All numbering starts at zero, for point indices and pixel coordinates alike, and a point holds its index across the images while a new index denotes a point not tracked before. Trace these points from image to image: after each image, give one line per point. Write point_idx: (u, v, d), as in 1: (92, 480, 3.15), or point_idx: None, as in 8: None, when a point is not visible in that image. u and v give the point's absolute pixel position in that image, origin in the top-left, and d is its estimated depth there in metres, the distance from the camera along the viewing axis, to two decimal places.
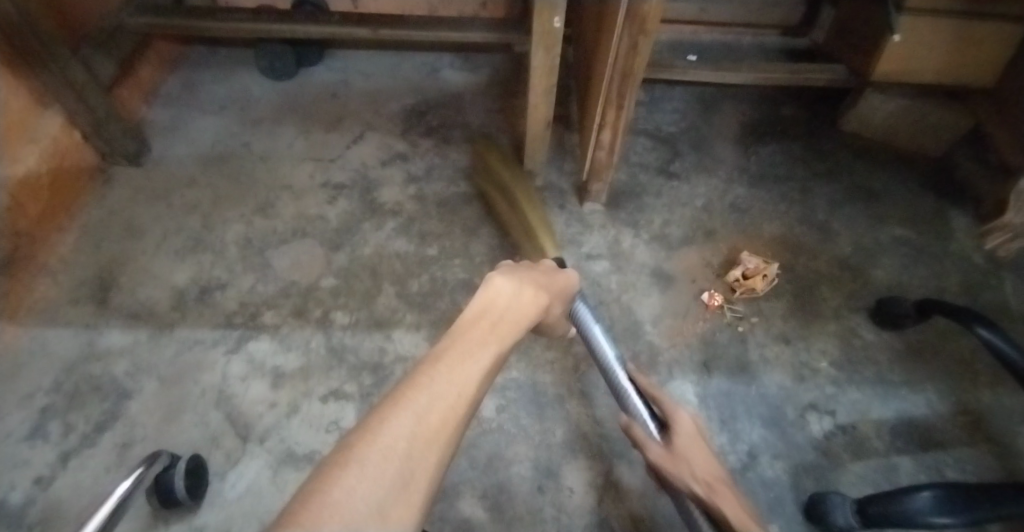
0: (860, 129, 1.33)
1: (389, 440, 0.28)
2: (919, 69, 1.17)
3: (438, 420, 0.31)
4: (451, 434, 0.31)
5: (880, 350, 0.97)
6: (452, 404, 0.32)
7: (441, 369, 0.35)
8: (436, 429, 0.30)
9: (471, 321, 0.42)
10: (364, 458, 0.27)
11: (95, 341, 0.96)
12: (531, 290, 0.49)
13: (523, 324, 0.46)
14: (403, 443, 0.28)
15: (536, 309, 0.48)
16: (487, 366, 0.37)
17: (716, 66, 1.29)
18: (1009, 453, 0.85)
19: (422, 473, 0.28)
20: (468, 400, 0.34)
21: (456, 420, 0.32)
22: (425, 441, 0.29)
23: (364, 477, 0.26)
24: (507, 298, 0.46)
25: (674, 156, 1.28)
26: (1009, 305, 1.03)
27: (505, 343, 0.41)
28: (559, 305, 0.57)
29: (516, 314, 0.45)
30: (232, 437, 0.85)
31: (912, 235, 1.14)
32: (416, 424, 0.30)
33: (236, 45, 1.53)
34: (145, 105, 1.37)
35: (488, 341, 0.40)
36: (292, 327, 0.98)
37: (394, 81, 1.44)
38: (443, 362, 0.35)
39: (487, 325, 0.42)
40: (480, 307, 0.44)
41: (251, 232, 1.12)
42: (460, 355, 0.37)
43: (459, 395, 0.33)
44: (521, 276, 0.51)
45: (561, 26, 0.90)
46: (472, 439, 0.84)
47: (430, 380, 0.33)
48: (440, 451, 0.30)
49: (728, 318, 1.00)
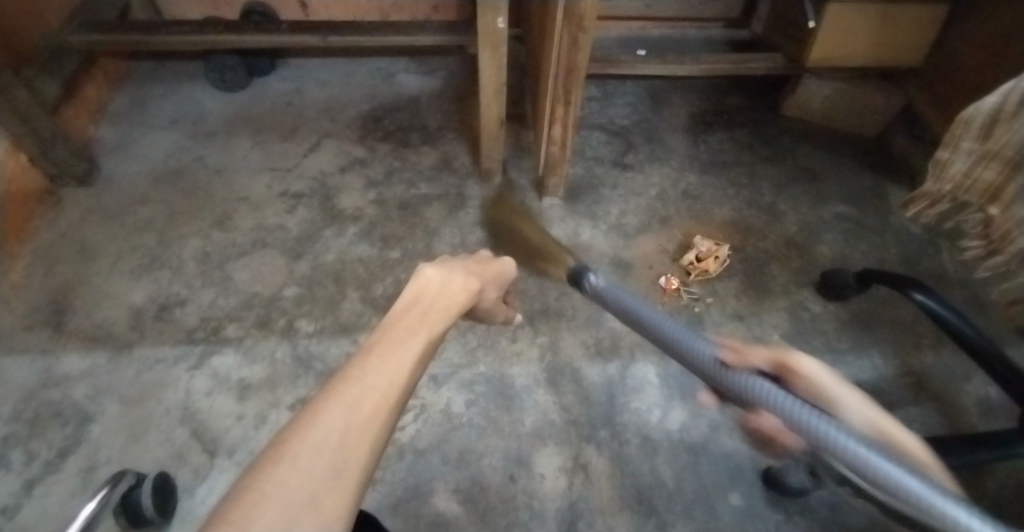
0: (802, 114, 1.39)
1: (319, 434, 0.25)
2: (849, 54, 1.26)
3: (374, 405, 0.28)
4: (390, 419, 0.28)
5: (827, 320, 1.02)
6: (387, 392, 0.29)
7: (374, 356, 0.32)
8: (372, 415, 0.27)
9: (404, 311, 0.38)
10: (295, 453, 0.24)
11: (53, 367, 0.94)
12: (460, 277, 0.47)
13: (458, 308, 0.43)
14: (336, 434, 0.26)
15: (467, 295, 0.46)
16: (423, 349, 0.34)
17: (662, 59, 1.33)
18: (951, 409, 0.91)
19: (359, 459, 0.25)
20: (405, 382, 0.31)
21: (394, 404, 0.29)
22: (361, 426, 0.26)
23: (293, 472, 0.23)
24: (438, 283, 0.44)
25: (627, 148, 1.32)
26: (947, 270, 1.09)
27: (443, 322, 0.39)
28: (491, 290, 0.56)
29: (448, 299, 0.42)
30: (199, 452, 0.84)
31: (854, 211, 1.20)
32: (350, 411, 0.27)
33: (185, 59, 1.50)
34: (93, 124, 1.34)
35: (421, 325, 0.37)
36: (255, 339, 0.97)
37: (350, 88, 1.44)
38: (375, 351, 0.32)
39: (421, 307, 0.39)
40: (412, 296, 0.41)
41: (209, 246, 1.11)
42: (393, 340, 0.34)
43: (394, 377, 0.30)
44: (451, 263, 0.48)
45: (504, 27, 0.93)
46: (443, 435, 0.86)
47: (362, 370, 0.30)
48: (378, 435, 0.27)
49: (684, 301, 1.04)
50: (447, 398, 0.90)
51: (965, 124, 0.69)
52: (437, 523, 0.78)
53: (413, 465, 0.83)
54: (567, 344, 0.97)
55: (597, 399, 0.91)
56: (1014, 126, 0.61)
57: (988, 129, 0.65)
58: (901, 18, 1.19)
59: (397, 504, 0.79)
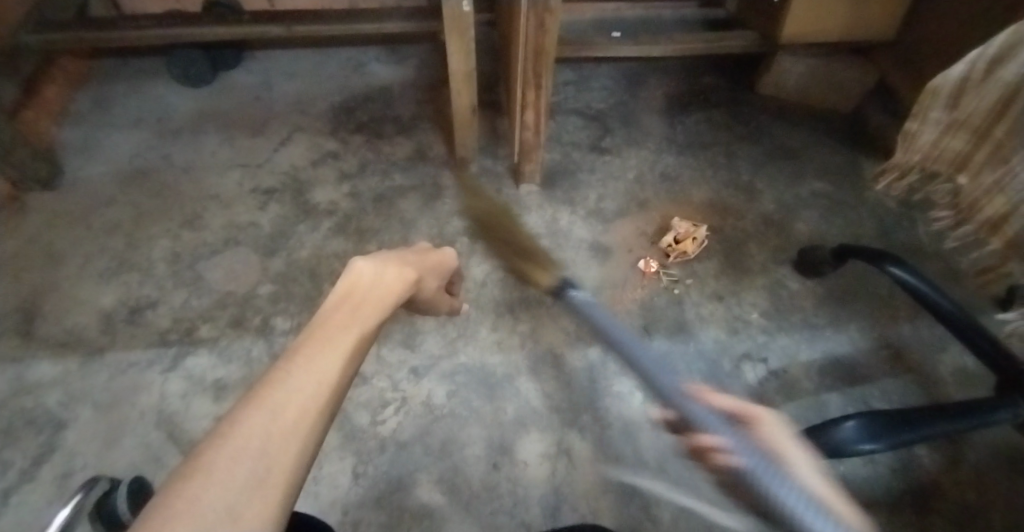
0: (777, 92, 1.39)
1: (238, 444, 0.24)
2: (822, 29, 1.26)
3: (300, 409, 0.27)
4: (317, 422, 0.28)
5: (805, 296, 1.03)
6: (314, 395, 0.28)
7: (299, 359, 0.31)
8: (297, 420, 0.27)
9: (335, 305, 0.37)
10: (211, 466, 0.23)
11: (23, 375, 0.92)
12: (395, 268, 0.46)
13: (393, 301, 0.42)
14: (257, 444, 0.25)
15: (403, 285, 0.45)
16: (355, 346, 0.34)
17: (636, 41, 1.32)
18: (928, 379, 0.93)
19: (284, 465, 0.25)
20: (334, 382, 0.30)
21: (321, 407, 0.29)
22: (285, 431, 0.26)
23: (208, 486, 0.23)
24: (372, 276, 0.43)
25: (604, 132, 1.31)
26: (922, 243, 1.10)
27: (377, 317, 0.39)
28: (431, 279, 0.55)
29: (384, 292, 0.42)
30: (176, 455, 0.83)
31: (830, 187, 1.20)
32: (271, 418, 0.26)
33: (148, 54, 1.46)
34: (55, 125, 1.30)
35: (353, 321, 0.36)
36: (231, 338, 0.95)
37: (320, 80, 1.41)
38: (301, 351, 0.31)
39: (355, 302, 0.38)
40: (344, 290, 0.39)
41: (179, 246, 1.08)
42: (321, 338, 0.33)
43: (322, 378, 0.30)
44: (385, 255, 0.47)
45: (470, 10, 0.90)
46: (425, 427, 0.85)
47: (287, 373, 0.29)
48: (305, 439, 0.27)
49: (664, 283, 1.03)
50: (428, 390, 0.89)
51: (933, 94, 0.69)
52: (422, 515, 0.77)
53: (395, 459, 0.82)
54: (547, 331, 0.97)
55: (578, 383, 0.90)
56: (982, 93, 0.61)
57: (957, 97, 0.65)
58: None
59: (380, 498, 0.79)
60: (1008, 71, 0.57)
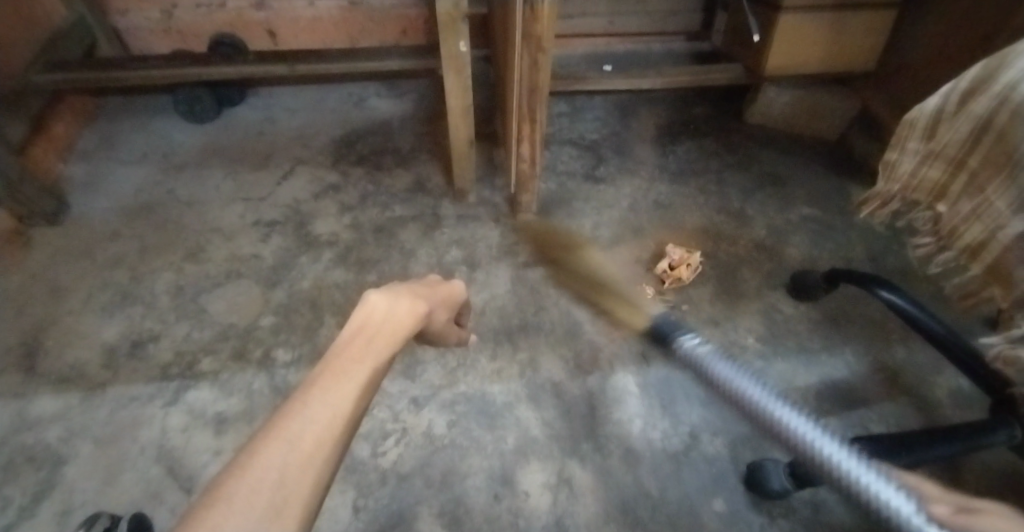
0: (764, 121, 1.43)
1: (256, 475, 0.26)
2: (805, 61, 1.31)
3: (315, 441, 0.29)
4: (331, 454, 0.30)
5: (800, 321, 1.04)
6: (328, 428, 0.30)
7: (315, 392, 0.33)
8: (313, 451, 0.29)
9: (348, 339, 0.40)
10: (232, 494, 0.25)
11: (25, 411, 0.92)
12: (407, 300, 0.49)
13: (404, 333, 0.44)
14: (274, 474, 0.27)
15: (414, 318, 0.47)
16: (367, 378, 0.36)
17: (627, 74, 1.37)
18: (923, 402, 0.94)
19: (299, 495, 0.27)
20: (347, 416, 0.32)
21: (335, 439, 0.30)
22: (301, 463, 0.28)
23: (230, 515, 0.24)
24: (385, 308, 0.45)
25: (598, 162, 1.34)
26: (911, 266, 1.13)
27: (388, 351, 0.41)
28: (441, 310, 0.57)
29: (395, 325, 0.44)
30: (177, 490, 0.82)
31: (819, 213, 1.23)
32: (289, 449, 0.28)
33: (154, 92, 1.50)
34: (62, 162, 1.33)
35: (366, 354, 0.38)
36: (232, 371, 0.96)
37: (321, 114, 1.45)
38: (317, 384, 0.33)
39: (367, 335, 0.40)
40: (358, 323, 0.42)
41: (182, 279, 1.10)
42: (336, 371, 0.35)
43: (336, 410, 0.32)
44: (398, 289, 0.50)
45: (466, 50, 0.95)
46: (426, 458, 0.85)
47: (305, 405, 0.31)
48: (319, 470, 0.28)
49: (661, 309, 1.05)
50: (429, 420, 0.90)
51: (910, 125, 0.72)
52: None
53: (396, 491, 0.82)
54: (546, 359, 0.98)
55: (577, 412, 0.91)
56: (955, 125, 0.64)
57: (932, 129, 0.68)
58: (852, 24, 1.24)
59: None
60: (978, 105, 0.60)
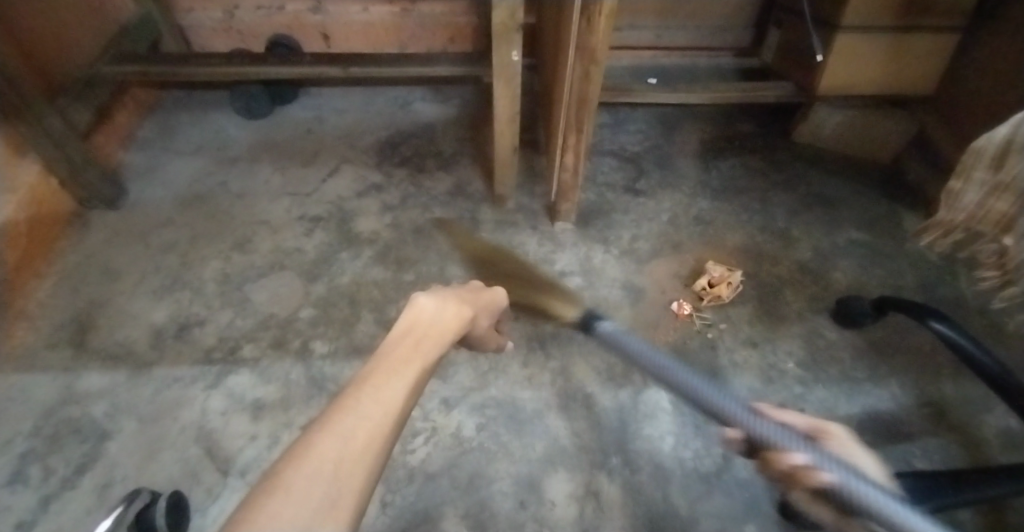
0: (812, 141, 1.40)
1: (312, 466, 0.27)
2: (859, 82, 1.28)
3: (366, 439, 0.29)
4: (380, 453, 0.30)
5: (844, 348, 1.01)
6: (378, 426, 0.31)
7: (365, 390, 0.33)
8: (364, 448, 0.29)
9: (397, 339, 0.41)
10: (288, 484, 0.26)
11: (76, 384, 0.96)
12: (455, 302, 0.49)
13: (451, 336, 0.45)
14: (329, 466, 0.27)
15: (462, 319, 0.48)
16: (414, 380, 0.37)
17: (673, 88, 1.36)
18: (976, 441, 0.88)
19: (350, 492, 0.27)
20: (396, 415, 0.33)
21: (384, 437, 0.31)
22: (354, 460, 0.28)
23: (286, 505, 0.25)
24: (434, 310, 0.46)
25: (639, 174, 1.33)
26: (966, 299, 1.08)
27: (435, 352, 0.41)
28: (485, 315, 0.58)
29: (442, 328, 0.44)
30: (213, 471, 0.85)
31: (868, 237, 1.19)
32: (342, 445, 0.28)
33: (212, 88, 1.58)
34: (123, 150, 1.40)
35: (415, 354, 0.39)
36: (271, 360, 0.99)
37: (368, 116, 1.49)
38: (368, 382, 0.34)
39: (415, 337, 0.41)
40: (407, 323, 0.43)
41: (228, 268, 1.14)
42: (386, 371, 0.36)
43: (386, 409, 0.32)
44: (447, 291, 0.51)
45: (518, 60, 0.96)
46: (453, 459, 0.86)
47: (357, 402, 0.32)
48: (370, 466, 0.29)
49: (697, 326, 1.03)
50: (458, 422, 0.90)
51: (976, 153, 0.69)
52: None
53: (422, 489, 0.82)
54: (578, 369, 0.97)
55: (607, 425, 0.90)
56: None
57: (1000, 158, 0.65)
58: (912, 47, 1.21)
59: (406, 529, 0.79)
60: None
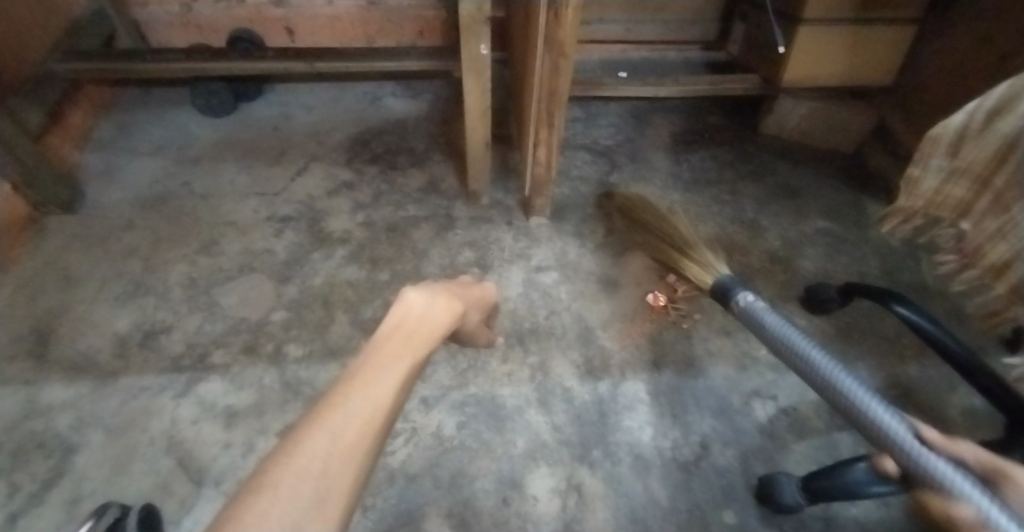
0: (779, 132, 1.43)
1: (303, 461, 0.27)
2: (822, 74, 1.32)
3: (356, 434, 0.30)
4: (369, 449, 0.31)
5: (813, 333, 1.04)
6: (366, 424, 0.31)
7: (356, 386, 0.34)
8: (354, 445, 0.30)
9: (387, 335, 0.42)
10: (278, 480, 0.26)
11: (34, 398, 0.92)
12: (444, 299, 0.51)
13: (438, 333, 0.46)
14: (320, 461, 0.28)
15: (451, 315, 0.50)
16: (402, 378, 0.37)
17: (644, 81, 1.37)
18: (936, 419, 0.93)
19: (340, 488, 0.27)
20: (386, 410, 0.34)
21: (373, 433, 0.32)
22: (344, 455, 0.29)
23: (276, 500, 0.25)
24: (423, 307, 0.47)
25: (612, 167, 1.34)
26: (924, 282, 1.12)
27: (423, 349, 0.42)
28: (474, 311, 0.59)
29: (430, 325, 0.46)
30: (185, 483, 0.82)
31: (833, 225, 1.23)
32: (333, 440, 0.29)
33: (172, 85, 1.52)
34: (77, 151, 1.33)
35: (403, 351, 0.40)
36: (243, 365, 0.96)
37: (337, 112, 1.46)
38: (356, 379, 0.35)
39: (404, 334, 0.42)
40: (396, 320, 0.44)
41: (195, 272, 1.10)
42: (375, 368, 0.37)
43: (374, 406, 0.33)
44: (435, 287, 0.52)
45: (487, 53, 0.95)
46: (435, 459, 0.85)
47: (346, 399, 0.32)
48: (359, 462, 0.29)
49: (673, 317, 1.05)
50: (439, 421, 0.89)
51: (934, 141, 0.71)
52: None
53: (405, 491, 0.82)
54: (557, 364, 0.97)
55: (587, 418, 0.90)
56: (981, 142, 0.64)
57: (957, 146, 0.68)
58: (871, 39, 1.25)
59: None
60: (1006, 123, 0.60)
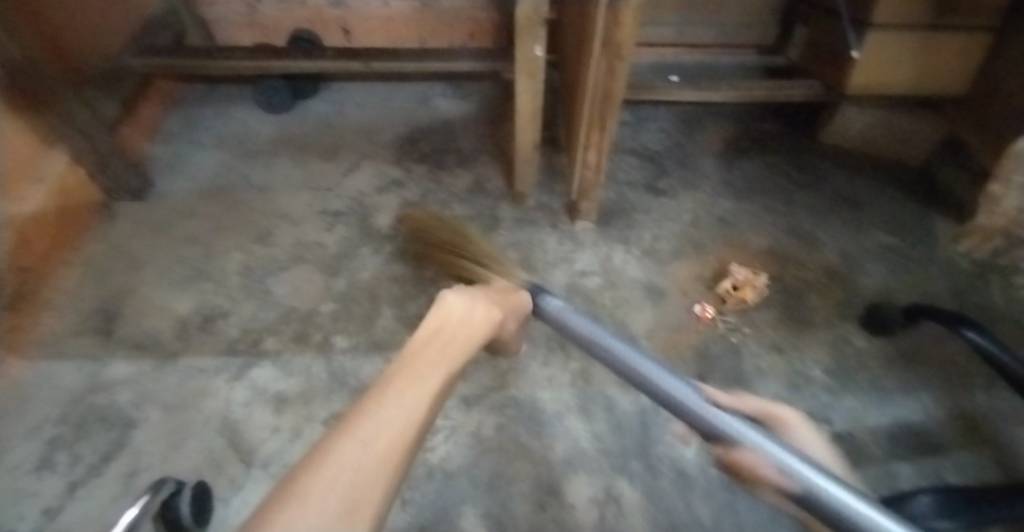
0: (839, 141, 1.38)
1: (354, 446, 0.28)
2: (889, 81, 1.25)
3: (399, 430, 0.32)
4: (411, 444, 0.32)
5: (870, 356, 0.99)
6: (407, 423, 0.32)
7: (399, 385, 0.36)
8: (398, 438, 0.31)
9: (427, 341, 0.44)
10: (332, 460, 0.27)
11: (101, 372, 0.98)
12: (483, 308, 0.52)
13: (474, 341, 0.48)
14: (369, 447, 0.29)
15: (487, 325, 0.51)
16: (441, 382, 0.39)
17: (697, 85, 1.33)
18: (1007, 455, 0.86)
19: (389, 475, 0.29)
20: (427, 411, 0.35)
21: (414, 431, 0.33)
22: (390, 447, 0.30)
23: (331, 479, 0.26)
24: (461, 315, 0.49)
25: (661, 173, 1.32)
26: (997, 307, 1.05)
27: (459, 357, 0.45)
28: (512, 320, 0.60)
29: (467, 333, 0.48)
30: (237, 463, 0.86)
31: (896, 242, 1.17)
32: (379, 431, 0.30)
33: (234, 81, 1.59)
34: (147, 142, 1.41)
35: (441, 358, 0.42)
36: (293, 353, 1.00)
37: (389, 111, 1.49)
38: (400, 379, 0.36)
39: (444, 342, 0.45)
40: (435, 325, 0.47)
41: (251, 261, 1.15)
42: (416, 372, 0.38)
43: (416, 407, 0.34)
44: (473, 296, 0.54)
45: (541, 55, 0.94)
46: (474, 458, 0.86)
47: (387, 397, 0.34)
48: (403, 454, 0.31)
49: (720, 330, 1.02)
50: (478, 421, 0.90)
51: None
52: None
53: (443, 488, 0.83)
54: (599, 371, 0.96)
55: (628, 428, 0.89)
56: None
57: None
58: (945, 45, 1.17)
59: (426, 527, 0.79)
60: None
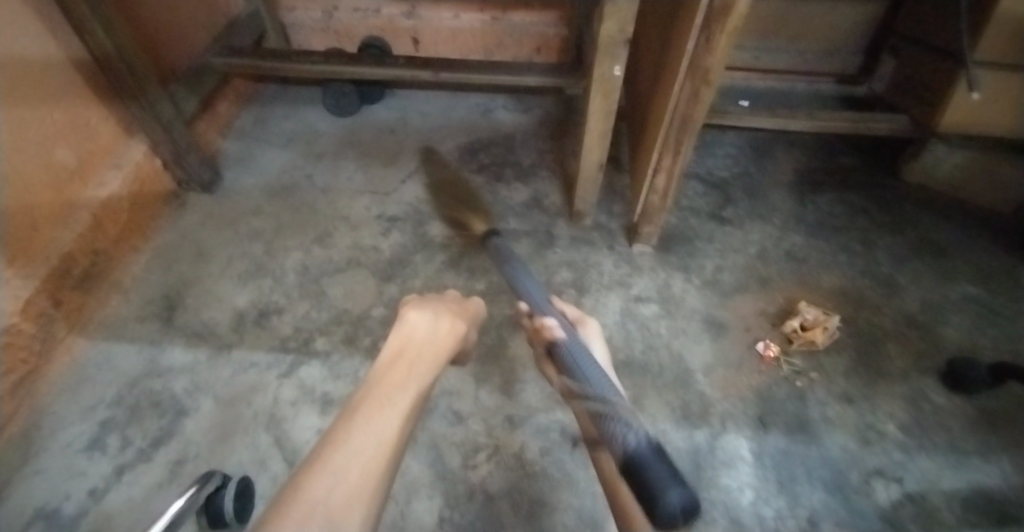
0: (924, 181, 1.28)
1: (334, 469, 0.38)
2: (988, 119, 1.16)
3: (374, 450, 0.41)
4: (386, 460, 0.41)
5: (951, 415, 0.90)
6: (378, 446, 0.41)
7: (371, 411, 0.45)
8: (372, 460, 0.40)
9: (396, 362, 0.53)
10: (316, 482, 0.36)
11: (158, 358, 1.01)
12: (446, 325, 0.63)
13: (438, 356, 0.58)
14: (346, 469, 0.38)
15: (450, 341, 0.61)
16: (409, 403, 0.48)
17: (773, 112, 1.27)
18: None
19: (367, 489, 0.38)
20: (396, 431, 0.44)
21: (386, 452, 0.42)
22: (366, 466, 0.39)
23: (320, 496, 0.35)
24: (427, 336, 0.59)
25: (726, 202, 1.26)
26: None
27: (425, 372, 0.54)
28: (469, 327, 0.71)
29: (432, 350, 0.57)
30: (279, 461, 0.86)
31: (984, 293, 1.07)
32: (355, 455, 0.39)
33: (305, 84, 1.64)
34: (220, 138, 1.47)
35: (410, 379, 0.51)
36: (342, 354, 1.00)
37: (450, 121, 1.50)
38: (372, 407, 0.45)
39: (411, 360, 0.54)
40: (401, 346, 0.56)
41: (308, 260, 1.17)
42: (385, 396, 0.47)
43: (387, 430, 0.43)
44: (437, 314, 0.64)
45: (619, 75, 0.92)
46: (516, 482, 0.82)
47: (353, 430, 0.41)
48: (379, 474, 0.40)
49: (785, 372, 0.95)
50: (522, 443, 0.87)
51: None
52: None
53: (480, 510, 0.79)
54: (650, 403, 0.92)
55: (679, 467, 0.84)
56: None
57: None
58: None
59: None
60: None
